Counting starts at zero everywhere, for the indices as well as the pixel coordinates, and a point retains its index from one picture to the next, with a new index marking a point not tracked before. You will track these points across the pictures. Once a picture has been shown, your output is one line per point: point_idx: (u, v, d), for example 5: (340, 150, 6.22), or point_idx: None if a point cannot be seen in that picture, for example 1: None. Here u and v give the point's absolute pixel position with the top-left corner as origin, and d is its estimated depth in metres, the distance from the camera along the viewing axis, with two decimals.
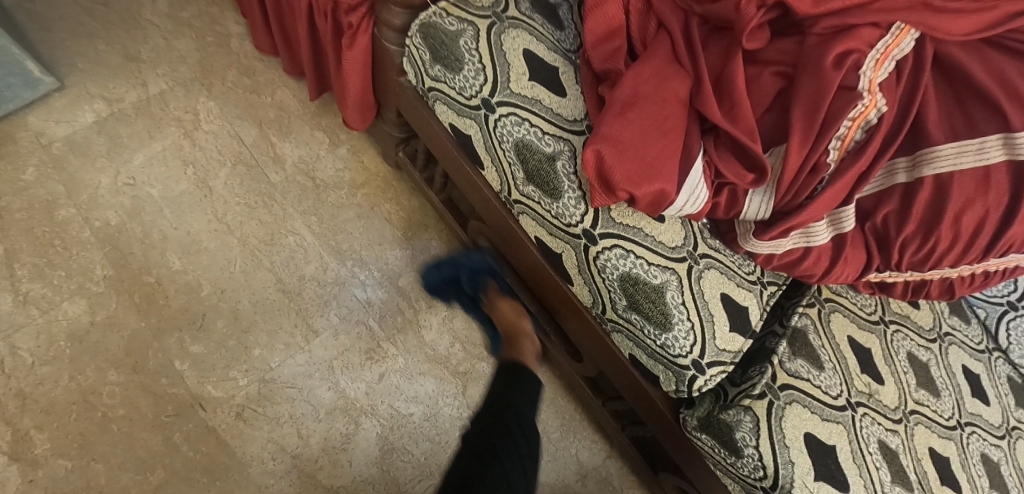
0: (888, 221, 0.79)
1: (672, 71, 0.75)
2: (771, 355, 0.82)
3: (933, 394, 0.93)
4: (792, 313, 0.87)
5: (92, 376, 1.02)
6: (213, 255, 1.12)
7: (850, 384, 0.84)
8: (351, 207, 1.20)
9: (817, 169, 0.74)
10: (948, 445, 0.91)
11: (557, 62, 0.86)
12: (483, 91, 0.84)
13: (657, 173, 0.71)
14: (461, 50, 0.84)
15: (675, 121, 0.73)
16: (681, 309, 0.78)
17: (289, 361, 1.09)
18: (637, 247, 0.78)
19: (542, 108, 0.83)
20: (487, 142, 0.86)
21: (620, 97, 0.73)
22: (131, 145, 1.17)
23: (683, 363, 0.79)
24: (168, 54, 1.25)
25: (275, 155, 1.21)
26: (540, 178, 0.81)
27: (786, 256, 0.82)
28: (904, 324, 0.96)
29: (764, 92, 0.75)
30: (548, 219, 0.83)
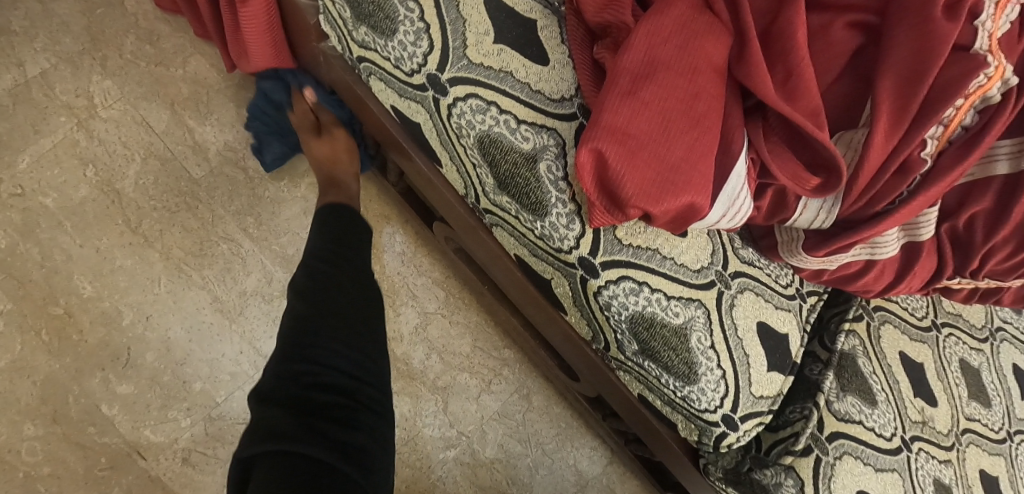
0: (974, 223, 0.66)
1: (706, 26, 0.54)
2: (817, 392, 0.68)
3: (984, 405, 0.80)
4: (839, 333, 0.72)
5: (4, 433, 0.86)
6: (132, 276, 0.94)
7: (904, 417, 0.72)
8: (295, 201, 1.01)
9: (909, 168, 0.58)
10: (996, 463, 0.78)
11: (534, 13, 0.63)
12: (427, 63, 0.62)
13: (685, 180, 0.52)
14: (393, 4, 0.61)
15: (709, 103, 0.53)
16: (709, 356, 0.62)
17: (237, 394, 0.95)
18: (651, 276, 0.61)
19: (514, 85, 0.61)
20: (442, 135, 0.65)
21: (633, 70, 0.53)
22: (12, 145, 0.94)
23: (711, 419, 0.64)
24: (47, 21, 0.99)
25: (195, 143, 1.00)
26: (517, 187, 0.61)
27: (842, 269, 0.67)
28: (956, 326, 0.82)
29: (835, 53, 0.56)
30: (531, 237, 0.64)
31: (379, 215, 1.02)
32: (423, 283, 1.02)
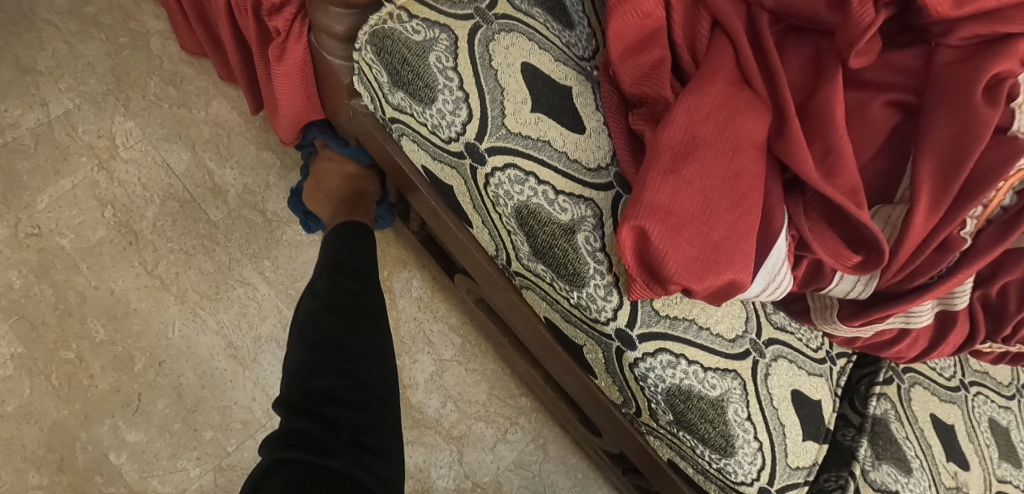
0: (1008, 292, 0.61)
1: (743, 101, 0.53)
2: (851, 462, 0.65)
3: (1016, 466, 0.77)
4: (871, 397, 0.70)
5: (7, 481, 0.84)
6: (146, 319, 0.92)
7: (938, 483, 0.69)
8: (313, 245, 1.00)
9: (948, 246, 0.52)
10: None
11: (568, 79, 0.63)
12: (467, 131, 0.61)
13: (727, 258, 0.50)
14: (433, 73, 0.61)
15: (750, 180, 0.52)
16: (747, 428, 0.58)
17: (248, 444, 0.91)
18: (687, 348, 0.58)
19: (552, 154, 0.60)
20: (477, 201, 0.63)
21: (671, 144, 0.52)
22: (32, 185, 0.94)
23: (747, 491, 0.60)
24: (72, 62, 1.00)
25: (215, 185, 0.99)
26: (554, 258, 0.58)
27: (875, 337, 0.63)
28: (983, 384, 0.80)
29: (872, 131, 0.53)
30: (568, 307, 0.61)
31: (396, 260, 1.02)
32: (440, 329, 1.01)
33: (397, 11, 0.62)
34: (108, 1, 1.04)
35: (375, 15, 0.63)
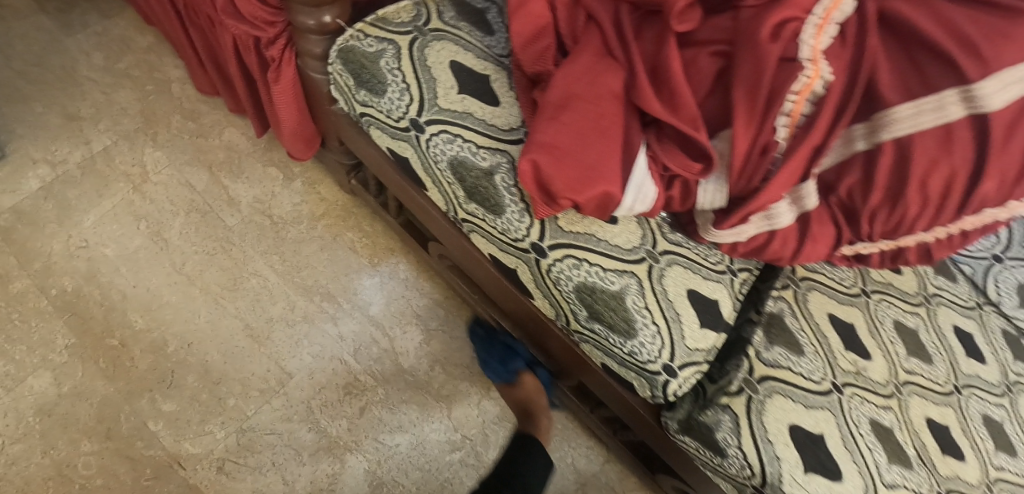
0: (853, 194, 0.71)
1: (604, 65, 0.71)
2: (747, 347, 0.78)
3: (926, 361, 0.88)
4: (768, 298, 0.82)
5: (65, 449, 1.00)
6: (176, 309, 1.09)
7: (834, 365, 0.80)
8: (312, 240, 1.17)
9: (768, 149, 0.69)
10: (947, 412, 0.86)
11: (487, 71, 0.81)
12: (410, 111, 0.79)
13: (598, 177, 0.66)
14: (384, 72, 0.79)
15: (611, 119, 0.68)
16: (644, 314, 0.72)
17: (265, 407, 1.06)
18: (589, 254, 0.73)
19: (474, 121, 0.77)
20: (422, 164, 0.81)
21: (552, 100, 0.69)
22: (79, 207, 1.13)
23: (653, 369, 0.73)
24: (109, 108, 1.21)
25: (229, 198, 1.18)
26: (480, 196, 0.76)
27: (750, 243, 0.76)
28: (887, 293, 0.90)
29: (703, 77, 0.70)
30: (496, 236, 0.78)
31: (385, 248, 1.19)
32: (425, 303, 1.16)
33: (355, 32, 0.81)
34: (136, 58, 1.26)
35: (340, 37, 0.82)
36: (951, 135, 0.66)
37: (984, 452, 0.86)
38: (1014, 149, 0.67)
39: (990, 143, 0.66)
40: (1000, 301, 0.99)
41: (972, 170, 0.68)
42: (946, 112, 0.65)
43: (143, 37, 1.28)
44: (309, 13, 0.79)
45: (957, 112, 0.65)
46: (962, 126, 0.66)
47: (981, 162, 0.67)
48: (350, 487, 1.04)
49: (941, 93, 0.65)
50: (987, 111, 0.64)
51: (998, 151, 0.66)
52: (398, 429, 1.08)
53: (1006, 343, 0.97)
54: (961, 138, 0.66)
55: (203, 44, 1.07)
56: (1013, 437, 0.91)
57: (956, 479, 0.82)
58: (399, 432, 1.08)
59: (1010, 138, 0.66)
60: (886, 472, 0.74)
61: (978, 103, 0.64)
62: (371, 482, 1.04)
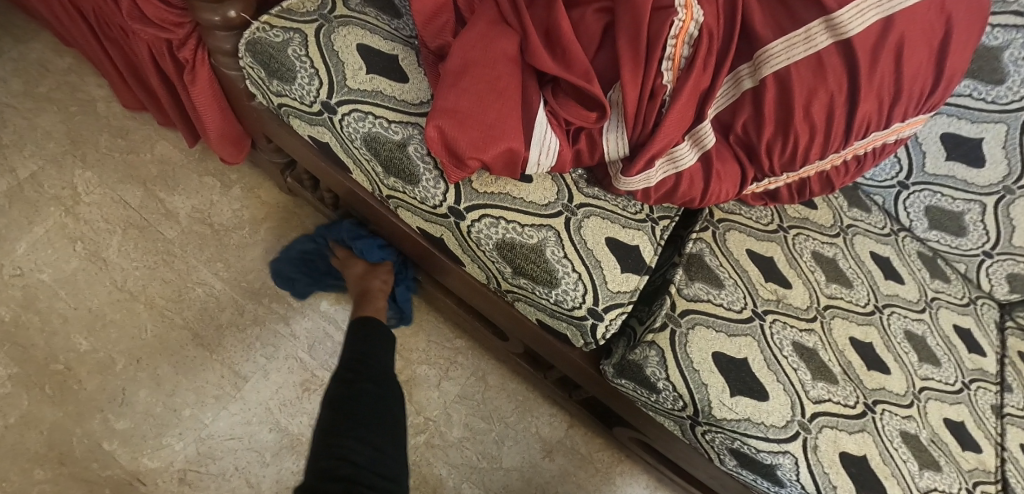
0: (748, 129, 0.80)
1: (498, 32, 0.75)
2: (669, 286, 0.85)
3: (845, 285, 0.95)
4: (686, 241, 0.90)
5: (17, 480, 0.97)
6: (122, 327, 1.08)
7: (753, 295, 0.87)
8: (256, 244, 1.17)
9: (656, 93, 0.75)
10: (869, 331, 0.93)
11: (395, 50, 0.84)
12: (321, 94, 0.80)
13: (500, 133, 0.71)
14: (291, 59, 0.80)
15: (508, 80, 0.73)
16: (564, 263, 0.78)
17: (222, 414, 1.06)
18: (507, 213, 0.78)
19: (384, 98, 0.80)
20: (340, 144, 0.83)
21: (451, 69, 0.73)
22: (10, 235, 1.10)
23: (580, 314, 0.80)
24: (33, 133, 1.17)
25: (166, 210, 1.16)
26: (396, 167, 0.79)
27: (660, 187, 0.82)
28: (804, 226, 0.98)
29: (590, 33, 0.75)
30: (417, 206, 0.81)
31: None
32: None
33: (261, 24, 0.82)
34: (57, 80, 1.23)
35: (247, 30, 0.82)
36: (822, 63, 0.77)
37: (908, 364, 0.93)
38: (881, 69, 0.78)
39: (858, 64, 0.77)
40: (912, 226, 1.06)
41: (847, 92, 0.78)
42: (814, 42, 0.76)
43: (61, 59, 1.25)
44: (212, 9, 0.79)
45: (824, 41, 0.76)
46: (828, 55, 0.77)
47: (853, 84, 0.78)
48: None
49: (808, 26, 0.76)
50: (849, 37, 0.76)
51: (867, 72, 0.77)
52: None
53: (921, 263, 1.04)
54: (831, 64, 0.77)
55: (121, 59, 1.06)
56: (935, 347, 0.97)
57: (881, 390, 0.89)
58: None
59: (876, 60, 0.77)
60: (810, 388, 0.83)
61: (841, 30, 0.75)
62: None
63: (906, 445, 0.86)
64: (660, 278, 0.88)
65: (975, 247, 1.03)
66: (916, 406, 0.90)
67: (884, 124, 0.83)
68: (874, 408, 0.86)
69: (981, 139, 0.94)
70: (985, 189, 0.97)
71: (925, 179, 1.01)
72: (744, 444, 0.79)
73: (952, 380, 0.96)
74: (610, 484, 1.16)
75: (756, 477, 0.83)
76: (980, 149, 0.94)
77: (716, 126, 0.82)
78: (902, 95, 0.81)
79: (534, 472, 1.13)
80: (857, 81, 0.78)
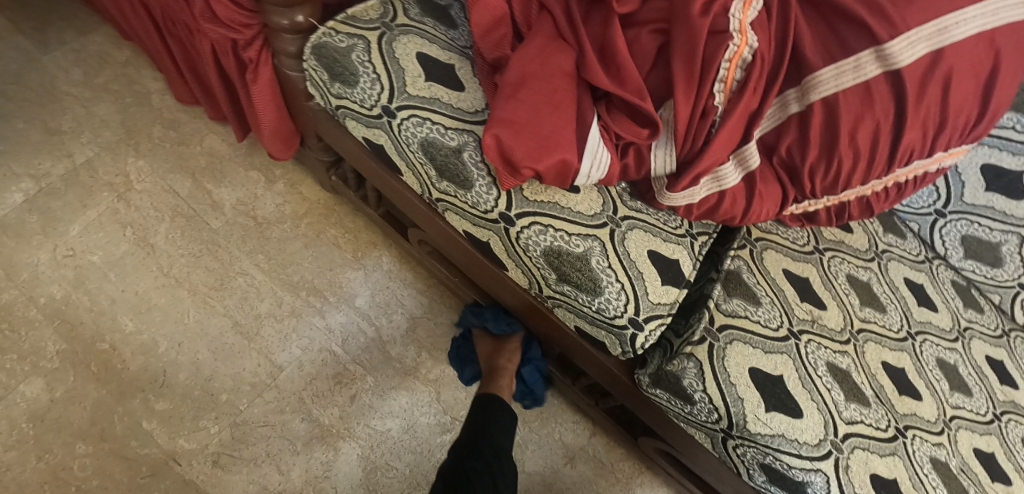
0: (792, 153, 0.82)
1: (556, 47, 0.78)
2: (707, 300, 0.86)
3: (879, 310, 0.96)
4: (724, 258, 0.91)
5: (60, 452, 1.00)
6: (166, 311, 1.11)
7: (790, 314, 0.88)
8: (297, 239, 1.21)
9: (706, 113, 0.77)
10: (902, 356, 0.94)
11: (452, 60, 0.87)
12: (381, 99, 0.83)
13: (555, 145, 0.74)
14: (355, 64, 0.84)
15: (564, 93, 0.76)
16: (608, 272, 0.81)
17: (257, 401, 1.08)
18: (554, 221, 0.81)
19: (441, 105, 0.83)
20: (395, 147, 0.85)
21: (510, 80, 0.76)
22: (65, 217, 1.14)
23: (621, 323, 0.81)
24: (90, 121, 1.22)
25: (213, 202, 1.20)
26: (450, 172, 0.82)
27: (703, 204, 0.84)
28: (839, 250, 0.99)
29: (644, 52, 0.78)
30: (468, 210, 0.84)
31: (368, 243, 1.23)
32: (409, 293, 1.21)
33: (327, 29, 0.85)
34: (115, 71, 1.27)
35: (313, 34, 0.86)
36: (871, 91, 0.78)
37: (939, 392, 0.94)
38: (928, 100, 0.79)
39: (906, 94, 0.78)
40: (947, 254, 1.07)
41: (893, 121, 0.80)
42: (863, 71, 0.78)
43: (120, 51, 1.29)
44: (283, 13, 0.83)
45: (873, 71, 0.78)
46: (877, 83, 0.78)
47: (899, 113, 0.79)
48: (345, 472, 1.08)
49: (858, 55, 0.78)
50: (898, 67, 0.77)
51: (914, 102, 0.79)
52: (388, 415, 1.12)
53: (955, 292, 1.05)
54: (879, 93, 0.78)
55: (182, 55, 1.10)
56: (966, 376, 0.98)
57: (913, 415, 0.89)
58: (390, 417, 1.12)
59: (923, 90, 0.79)
60: (844, 409, 0.84)
61: (891, 60, 0.77)
62: (366, 466, 1.09)
63: (935, 472, 0.86)
64: (696, 292, 0.90)
65: (1011, 278, 1.03)
66: (947, 433, 0.91)
67: (927, 152, 0.85)
68: (905, 432, 0.87)
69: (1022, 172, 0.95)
70: None
71: (963, 208, 1.02)
72: (775, 460, 0.80)
73: (983, 411, 0.96)
74: None
75: None
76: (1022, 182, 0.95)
77: (760, 148, 0.84)
78: (947, 125, 0.82)
79: (555, 478, 1.15)
80: (903, 111, 0.79)
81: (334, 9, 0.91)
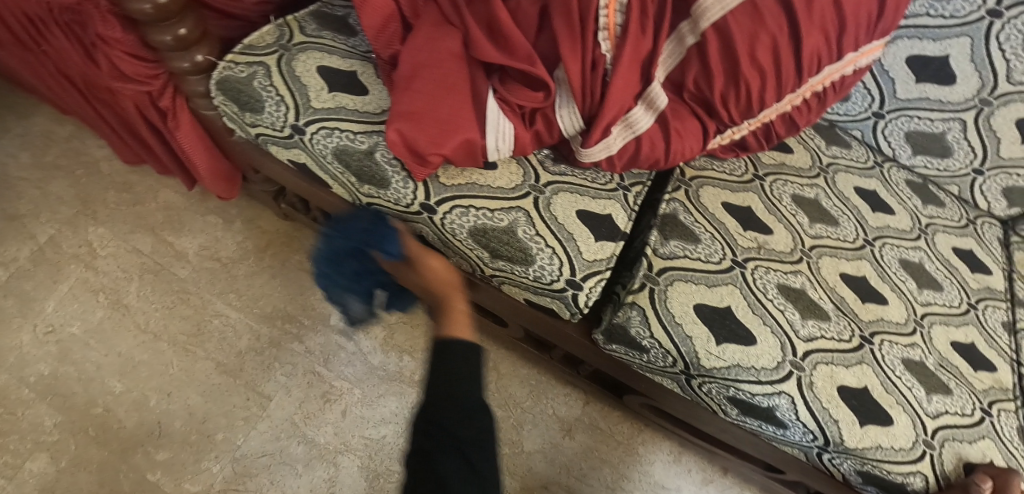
0: (699, 84, 0.82)
1: (443, 31, 0.79)
2: (645, 248, 0.87)
3: (831, 224, 0.95)
4: (660, 203, 0.92)
5: None
6: (150, 366, 1.14)
7: (732, 246, 0.89)
8: (263, 271, 1.23)
9: (596, 63, 0.78)
10: (862, 265, 0.93)
11: (354, 67, 0.88)
12: (289, 118, 0.85)
13: (454, 127, 0.76)
14: (258, 90, 0.85)
15: (456, 75, 0.78)
16: (536, 240, 0.82)
17: (252, 433, 1.11)
18: (475, 201, 0.82)
19: (348, 112, 0.84)
20: (315, 162, 0.87)
21: (403, 74, 0.78)
22: (39, 296, 1.17)
23: (559, 287, 0.82)
24: (46, 200, 1.25)
25: (176, 252, 1.23)
26: (367, 175, 0.83)
27: (623, 154, 0.84)
28: (781, 172, 0.99)
29: (528, 18, 0.78)
30: (394, 208, 0.85)
31: None
32: None
33: (227, 63, 0.87)
34: (62, 147, 1.31)
35: (215, 70, 0.87)
36: (757, 8, 0.78)
37: (906, 292, 0.93)
38: (817, 4, 0.80)
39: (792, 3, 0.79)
40: (897, 155, 1.06)
41: (789, 32, 0.80)
42: None
43: (62, 127, 1.33)
44: (181, 56, 0.84)
45: None
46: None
47: (793, 23, 0.80)
48: (349, 484, 1.10)
49: None
50: None
51: (804, 10, 0.79)
52: (381, 422, 1.14)
53: (912, 192, 1.03)
54: (766, 7, 0.78)
55: (115, 118, 1.13)
56: (936, 273, 0.96)
57: (879, 321, 0.89)
58: (383, 424, 1.14)
59: None
60: (801, 328, 0.84)
61: None
62: (368, 475, 1.11)
63: (909, 372, 0.86)
64: (637, 241, 0.91)
65: (964, 166, 1.02)
66: (920, 333, 0.90)
67: (836, 56, 0.85)
68: (872, 339, 0.87)
69: (947, 56, 0.94)
70: (962, 105, 0.97)
71: (900, 105, 1.01)
72: (738, 391, 0.82)
73: (957, 303, 0.95)
74: (634, 454, 1.18)
75: (761, 423, 0.85)
76: (948, 66, 0.95)
77: (669, 86, 0.84)
78: (847, 26, 0.82)
79: (556, 451, 1.16)
80: (796, 20, 0.79)
81: (237, 41, 0.93)
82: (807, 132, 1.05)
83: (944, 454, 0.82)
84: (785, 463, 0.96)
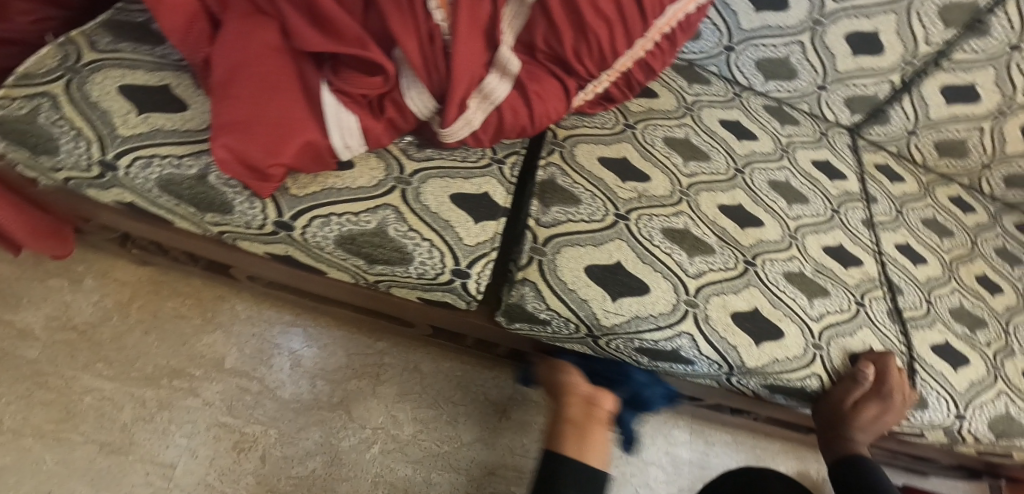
0: (549, 42, 0.80)
1: (256, 23, 0.70)
2: (528, 219, 0.85)
3: (703, 160, 0.99)
4: (536, 171, 0.90)
5: None
6: (16, 469, 0.97)
7: (613, 201, 0.89)
8: (133, 329, 1.09)
9: (433, 34, 0.72)
10: (736, 194, 0.97)
11: (166, 79, 0.77)
12: (93, 154, 0.72)
13: (290, 132, 0.69)
14: (46, 127, 0.71)
15: (280, 72, 0.70)
16: (410, 236, 0.77)
17: None
18: (336, 207, 0.76)
19: (166, 135, 0.74)
20: (142, 199, 0.75)
21: (219, 79, 0.69)
22: None
23: (445, 280, 0.79)
24: None
25: (19, 330, 1.05)
26: (204, 202, 0.74)
27: (485, 126, 0.81)
28: (650, 117, 1.01)
29: None
30: (247, 232, 0.77)
31: (213, 300, 1.15)
32: (279, 329, 1.15)
33: None
34: None
35: None
36: None
37: (778, 211, 0.99)
38: None
39: None
40: (752, 84, 1.12)
41: None
42: None
43: None
44: None
45: None
46: None
47: None
48: None
49: None
50: None
51: None
52: (307, 456, 1.07)
53: (769, 115, 1.10)
54: None
55: None
56: (801, 188, 1.03)
57: (759, 243, 0.94)
58: (309, 458, 1.07)
59: None
60: (689, 267, 0.87)
61: None
62: None
63: (791, 284, 0.92)
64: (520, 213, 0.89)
65: (811, 83, 1.10)
66: (795, 246, 0.96)
67: None
68: (755, 261, 0.92)
69: None
70: (797, 27, 1.04)
71: (746, 36, 1.07)
72: (642, 342, 0.83)
73: (823, 212, 1.03)
74: None
75: (672, 365, 0.87)
76: None
77: (520, 48, 0.81)
78: None
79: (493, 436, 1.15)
80: None
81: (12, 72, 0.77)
82: (668, 74, 1.08)
83: (832, 351, 0.89)
84: (703, 392, 1.01)
